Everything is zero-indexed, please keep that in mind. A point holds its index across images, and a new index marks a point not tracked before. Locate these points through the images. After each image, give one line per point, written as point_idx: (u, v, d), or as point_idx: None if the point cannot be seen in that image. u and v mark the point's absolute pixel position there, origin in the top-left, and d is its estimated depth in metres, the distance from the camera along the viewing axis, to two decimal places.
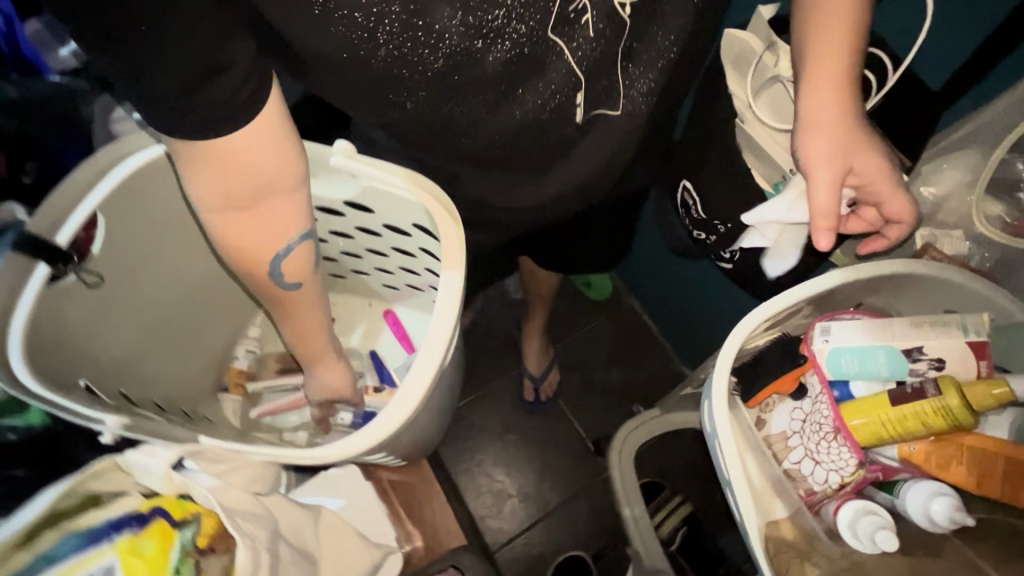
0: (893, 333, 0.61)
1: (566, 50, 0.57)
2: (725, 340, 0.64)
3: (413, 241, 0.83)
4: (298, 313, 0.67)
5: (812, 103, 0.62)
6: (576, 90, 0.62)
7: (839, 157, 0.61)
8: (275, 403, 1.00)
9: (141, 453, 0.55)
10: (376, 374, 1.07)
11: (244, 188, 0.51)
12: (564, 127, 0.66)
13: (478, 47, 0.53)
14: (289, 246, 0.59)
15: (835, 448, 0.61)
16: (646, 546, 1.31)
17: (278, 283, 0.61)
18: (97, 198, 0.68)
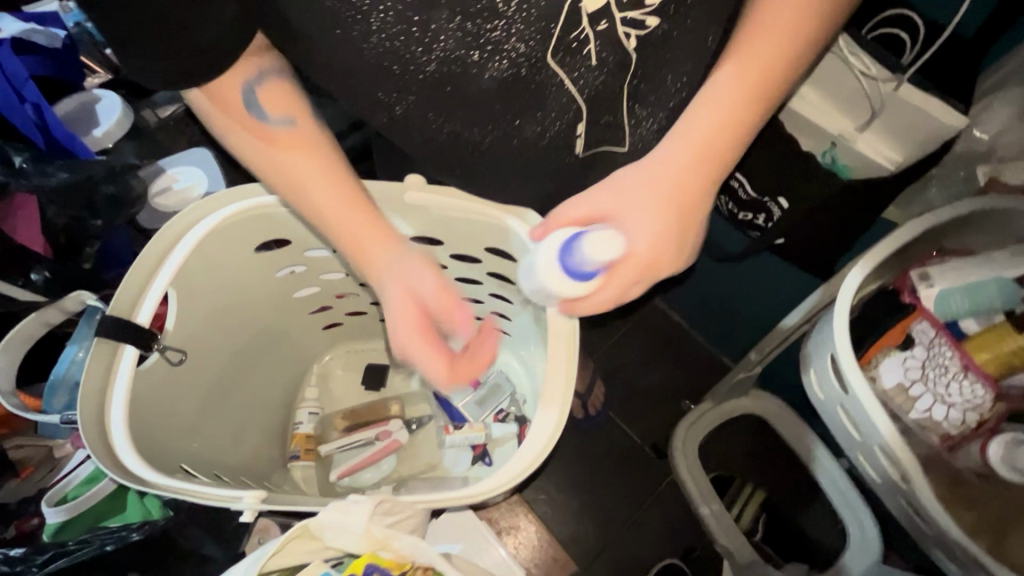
0: (997, 264, 0.64)
1: (567, 80, 0.56)
2: (840, 294, 0.65)
3: (482, 267, 0.82)
4: (325, 186, 0.58)
5: (704, 103, 0.55)
6: (578, 120, 0.62)
7: (610, 200, 0.56)
8: (355, 461, 0.95)
9: (335, 513, 0.51)
10: (446, 414, 1.02)
11: (229, 91, 0.56)
12: (563, 158, 0.67)
13: (474, 59, 0.53)
14: (260, 76, 0.57)
15: (966, 386, 0.63)
16: (733, 540, 1.30)
17: (263, 122, 0.57)
18: (168, 274, 0.64)
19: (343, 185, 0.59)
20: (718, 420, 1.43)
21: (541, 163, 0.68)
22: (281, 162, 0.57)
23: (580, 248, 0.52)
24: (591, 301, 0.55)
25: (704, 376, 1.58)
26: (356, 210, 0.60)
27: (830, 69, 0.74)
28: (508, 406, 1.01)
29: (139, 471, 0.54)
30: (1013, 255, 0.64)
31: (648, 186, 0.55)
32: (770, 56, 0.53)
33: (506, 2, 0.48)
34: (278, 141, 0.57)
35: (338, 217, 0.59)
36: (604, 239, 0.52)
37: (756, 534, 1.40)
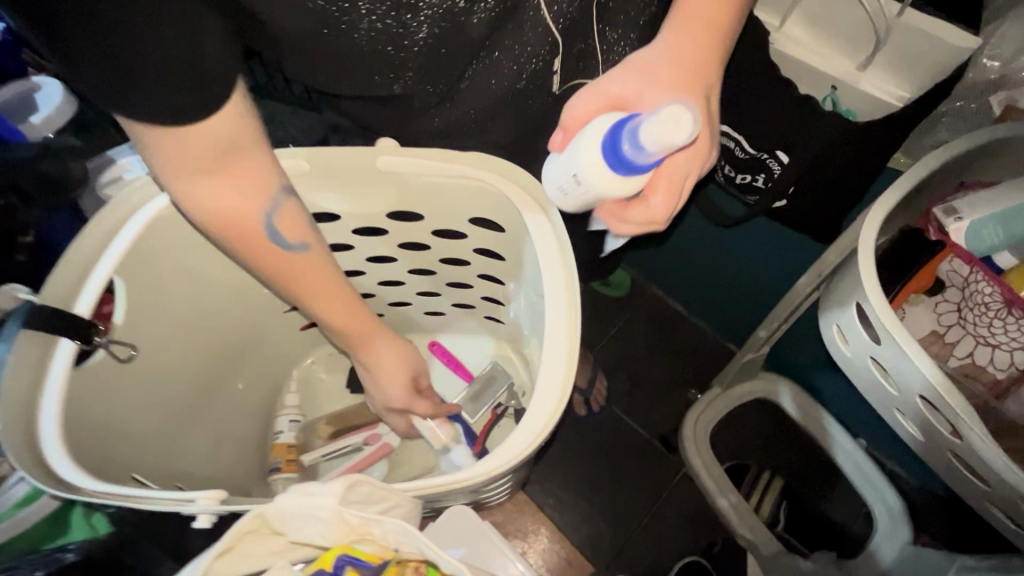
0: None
1: (545, 6, 0.56)
2: (862, 234, 0.59)
3: (468, 243, 0.75)
4: (323, 290, 0.58)
5: (680, 23, 0.58)
6: (554, 54, 0.61)
7: (632, 87, 0.54)
8: (342, 470, 0.87)
9: (298, 496, 0.42)
10: None
11: (210, 152, 0.44)
12: (540, 100, 0.66)
13: (461, 8, 0.54)
14: (276, 204, 0.53)
15: (1011, 324, 0.57)
16: (754, 530, 1.22)
17: (282, 247, 0.54)
18: (112, 261, 0.57)
19: (345, 290, 0.60)
20: (727, 407, 1.35)
21: (522, 109, 0.67)
22: (291, 270, 0.55)
23: (640, 135, 0.47)
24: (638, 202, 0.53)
25: (708, 363, 1.51)
26: (355, 314, 0.62)
27: (822, 3, 0.71)
28: (507, 401, 0.96)
29: (79, 480, 0.46)
30: None
31: (656, 93, 0.54)
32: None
33: None
34: (294, 271, 0.55)
35: (337, 318, 0.61)
36: (676, 123, 0.45)
37: (779, 524, 1.29)
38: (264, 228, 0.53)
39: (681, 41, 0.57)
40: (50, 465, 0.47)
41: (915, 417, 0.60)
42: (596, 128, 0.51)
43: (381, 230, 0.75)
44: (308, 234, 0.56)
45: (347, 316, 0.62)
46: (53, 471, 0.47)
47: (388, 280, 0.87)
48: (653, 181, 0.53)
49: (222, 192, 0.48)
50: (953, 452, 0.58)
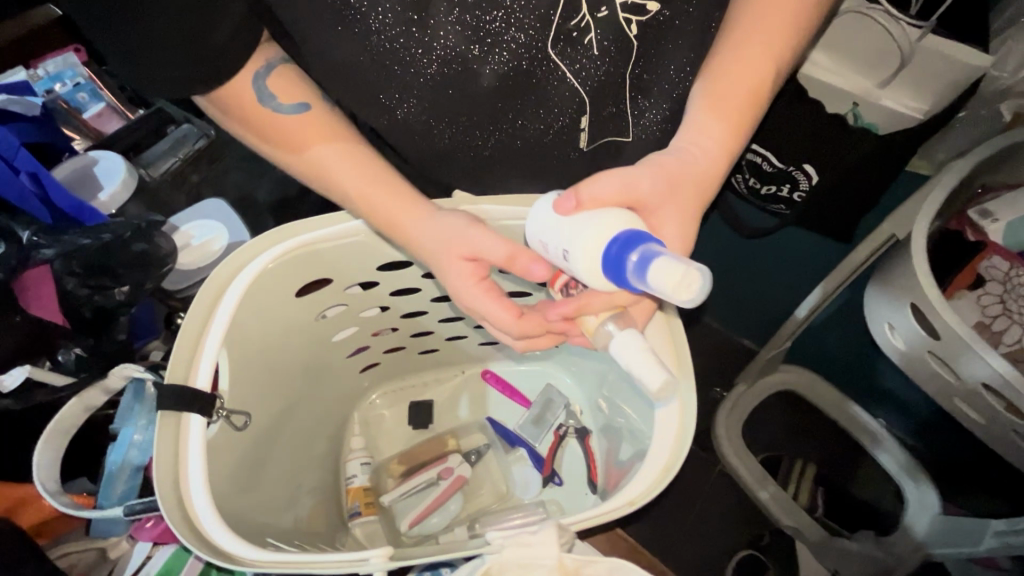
0: None
1: (569, 71, 0.63)
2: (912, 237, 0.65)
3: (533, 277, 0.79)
4: (343, 163, 0.60)
5: (696, 133, 0.64)
6: (581, 113, 0.68)
7: (657, 199, 0.59)
8: (421, 507, 0.89)
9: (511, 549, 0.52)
10: (506, 443, 0.99)
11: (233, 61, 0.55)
12: (567, 152, 0.73)
13: (474, 53, 0.60)
14: (268, 66, 0.59)
15: None
16: (798, 518, 1.28)
17: (278, 109, 0.59)
18: (219, 334, 0.59)
19: (356, 152, 0.60)
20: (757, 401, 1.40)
21: (547, 156, 0.74)
22: (311, 156, 0.60)
23: (653, 268, 0.48)
24: (606, 296, 0.55)
25: (729, 361, 1.57)
26: (387, 189, 0.60)
27: (844, 29, 0.77)
28: (566, 421, 1.00)
29: (248, 554, 0.48)
30: None
31: (665, 211, 0.60)
32: (746, 97, 0.64)
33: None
34: (298, 129, 0.59)
35: (375, 189, 0.60)
36: (675, 284, 0.47)
37: (819, 508, 1.34)
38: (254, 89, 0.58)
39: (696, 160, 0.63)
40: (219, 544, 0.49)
41: (978, 403, 0.66)
42: (599, 221, 0.52)
43: None
44: (317, 116, 0.60)
45: (366, 183, 0.60)
46: (222, 550, 0.48)
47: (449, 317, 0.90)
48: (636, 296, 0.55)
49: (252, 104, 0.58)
50: (1016, 432, 0.64)
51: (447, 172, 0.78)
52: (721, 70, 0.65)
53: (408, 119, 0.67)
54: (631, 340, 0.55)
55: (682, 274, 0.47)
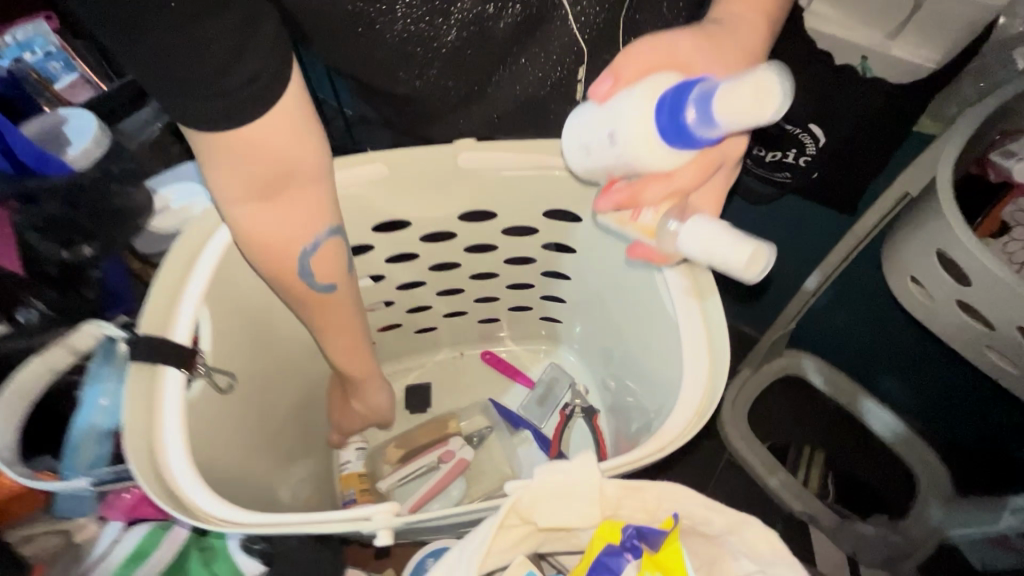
0: None
1: (571, 14, 0.60)
2: (938, 176, 0.63)
3: (538, 239, 0.75)
4: (337, 322, 0.64)
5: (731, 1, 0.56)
6: (579, 62, 0.64)
7: (697, 58, 0.51)
8: (422, 492, 0.84)
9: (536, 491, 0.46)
10: (511, 425, 0.92)
11: (270, 173, 0.49)
12: (567, 105, 0.69)
13: (490, 12, 0.57)
14: (316, 242, 0.57)
15: None
16: (811, 505, 1.24)
17: (311, 287, 0.59)
18: (199, 290, 0.54)
19: (354, 329, 0.66)
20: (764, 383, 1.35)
21: (544, 111, 0.70)
22: (311, 294, 0.60)
23: (723, 97, 0.42)
24: (667, 178, 0.48)
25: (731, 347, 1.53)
26: (355, 351, 0.68)
27: None
28: (572, 400, 0.94)
29: (234, 519, 0.43)
30: None
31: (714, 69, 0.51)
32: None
33: None
34: (310, 295, 0.60)
35: (347, 354, 0.68)
36: (760, 93, 0.41)
37: (830, 495, 1.31)
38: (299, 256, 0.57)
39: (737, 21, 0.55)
40: (197, 509, 0.43)
41: (1013, 352, 0.62)
42: (653, 87, 0.46)
43: (450, 234, 0.74)
44: (341, 293, 0.62)
45: (344, 349, 0.67)
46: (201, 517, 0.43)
47: (448, 288, 0.85)
48: (696, 173, 0.48)
49: (276, 212, 0.53)
50: None
51: (445, 130, 0.73)
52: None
53: (423, 87, 0.65)
54: (700, 223, 0.49)
55: (761, 78, 0.41)
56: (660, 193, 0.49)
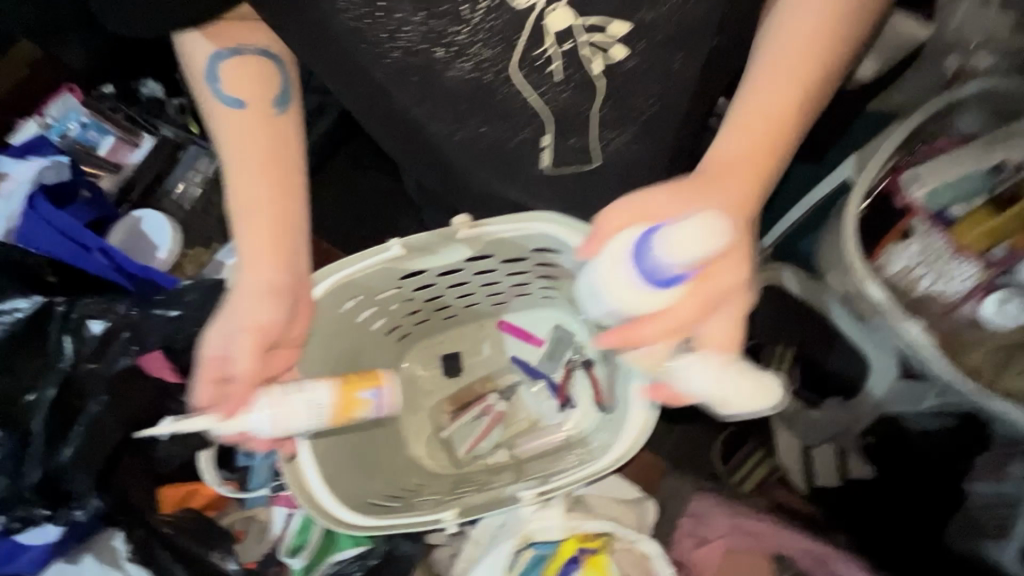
0: (973, 159, 0.79)
1: (531, 91, 0.71)
2: (847, 207, 0.78)
3: (530, 261, 0.93)
4: (240, 134, 0.70)
5: (727, 131, 0.60)
6: (542, 130, 0.76)
7: (667, 202, 0.57)
8: (474, 436, 1.16)
9: (538, 522, 0.80)
10: (531, 376, 1.21)
11: (222, 36, 0.70)
12: (532, 166, 0.82)
13: (438, 55, 0.67)
14: (236, 52, 0.71)
15: (959, 265, 0.79)
16: None
17: (218, 96, 0.71)
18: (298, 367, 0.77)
19: (268, 180, 0.70)
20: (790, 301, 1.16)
21: (513, 165, 0.83)
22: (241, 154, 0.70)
23: (656, 247, 0.53)
24: (659, 318, 0.56)
25: None
26: (255, 172, 0.70)
27: None
28: (574, 355, 1.17)
29: (357, 521, 0.74)
30: (988, 148, 0.79)
31: (691, 220, 0.56)
32: (757, 154, 0.59)
33: (470, 12, 0.62)
34: (224, 117, 0.71)
35: (253, 234, 0.70)
36: (686, 247, 0.51)
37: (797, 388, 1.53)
38: (210, 63, 0.70)
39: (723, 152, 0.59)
40: (336, 515, 0.74)
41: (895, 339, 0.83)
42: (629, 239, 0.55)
43: (459, 267, 0.92)
44: (270, 162, 0.71)
45: (250, 228, 0.70)
46: (338, 519, 0.74)
47: (462, 291, 1.05)
48: (697, 316, 0.57)
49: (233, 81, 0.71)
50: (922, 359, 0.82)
51: (433, 157, 0.88)
52: (743, 115, 0.59)
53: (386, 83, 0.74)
54: (692, 364, 0.62)
55: (693, 238, 0.51)
56: (667, 330, 0.57)
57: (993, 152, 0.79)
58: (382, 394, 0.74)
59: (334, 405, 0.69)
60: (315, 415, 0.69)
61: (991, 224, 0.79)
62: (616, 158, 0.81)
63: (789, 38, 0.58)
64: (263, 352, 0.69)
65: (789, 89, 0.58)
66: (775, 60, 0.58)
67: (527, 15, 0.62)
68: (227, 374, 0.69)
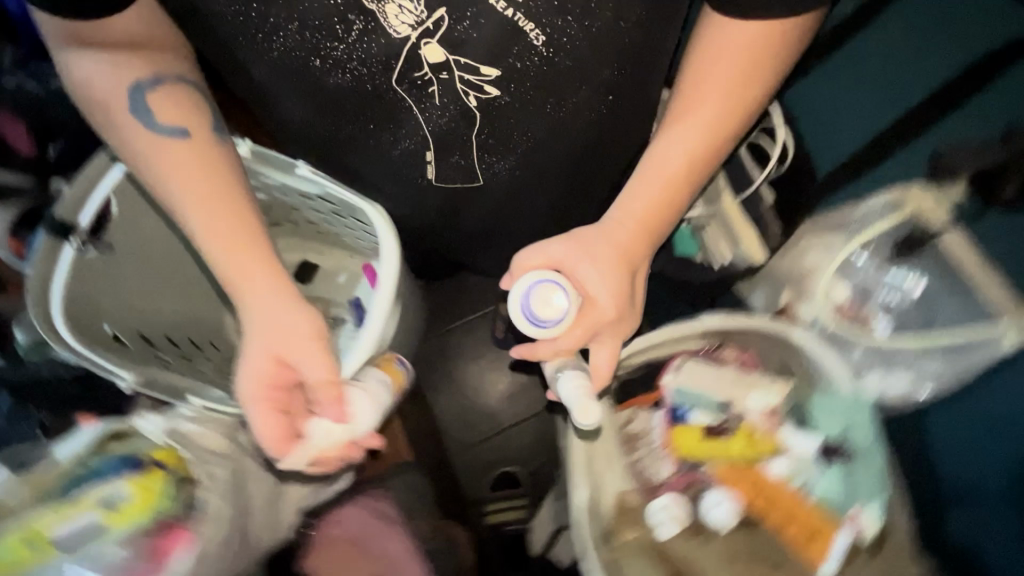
0: (720, 382, 0.79)
1: (413, 107, 0.67)
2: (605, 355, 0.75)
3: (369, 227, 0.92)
4: (189, 170, 0.62)
5: (639, 185, 0.65)
6: (426, 146, 0.73)
7: (570, 254, 0.65)
8: None
9: (147, 416, 0.71)
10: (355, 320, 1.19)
11: (136, 32, 0.62)
12: (414, 174, 0.78)
13: (314, 62, 0.64)
14: (160, 88, 0.64)
15: (661, 456, 0.80)
16: None
17: (158, 128, 0.63)
18: (104, 191, 0.84)
19: (210, 178, 0.63)
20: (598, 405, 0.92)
21: (400, 170, 0.79)
22: (167, 152, 0.63)
23: (535, 302, 0.64)
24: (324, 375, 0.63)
25: None
26: (225, 193, 0.63)
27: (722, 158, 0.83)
28: None
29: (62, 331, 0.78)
30: (734, 381, 0.79)
31: (588, 269, 0.64)
32: (654, 200, 0.65)
33: (346, 31, 0.60)
34: (172, 151, 0.63)
35: (233, 260, 0.63)
36: (543, 310, 0.63)
37: None
38: (132, 94, 0.63)
39: (627, 208, 0.65)
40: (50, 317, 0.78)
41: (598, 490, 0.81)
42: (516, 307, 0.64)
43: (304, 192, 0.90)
44: (201, 159, 0.63)
45: (230, 232, 0.63)
46: (50, 323, 0.78)
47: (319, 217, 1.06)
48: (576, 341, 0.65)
49: (124, 39, 0.61)
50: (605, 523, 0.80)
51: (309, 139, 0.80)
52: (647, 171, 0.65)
53: (258, 74, 0.67)
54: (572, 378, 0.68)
55: (551, 306, 0.63)
56: (552, 356, 0.67)
57: (733, 389, 0.79)
58: (365, 394, 0.67)
59: (387, 381, 0.74)
60: (381, 386, 0.72)
61: (701, 446, 0.78)
62: (500, 182, 0.79)
63: (679, 114, 0.62)
64: (281, 357, 0.62)
65: (689, 146, 0.63)
66: (681, 119, 0.62)
67: (402, 44, 0.60)
68: (291, 375, 0.63)
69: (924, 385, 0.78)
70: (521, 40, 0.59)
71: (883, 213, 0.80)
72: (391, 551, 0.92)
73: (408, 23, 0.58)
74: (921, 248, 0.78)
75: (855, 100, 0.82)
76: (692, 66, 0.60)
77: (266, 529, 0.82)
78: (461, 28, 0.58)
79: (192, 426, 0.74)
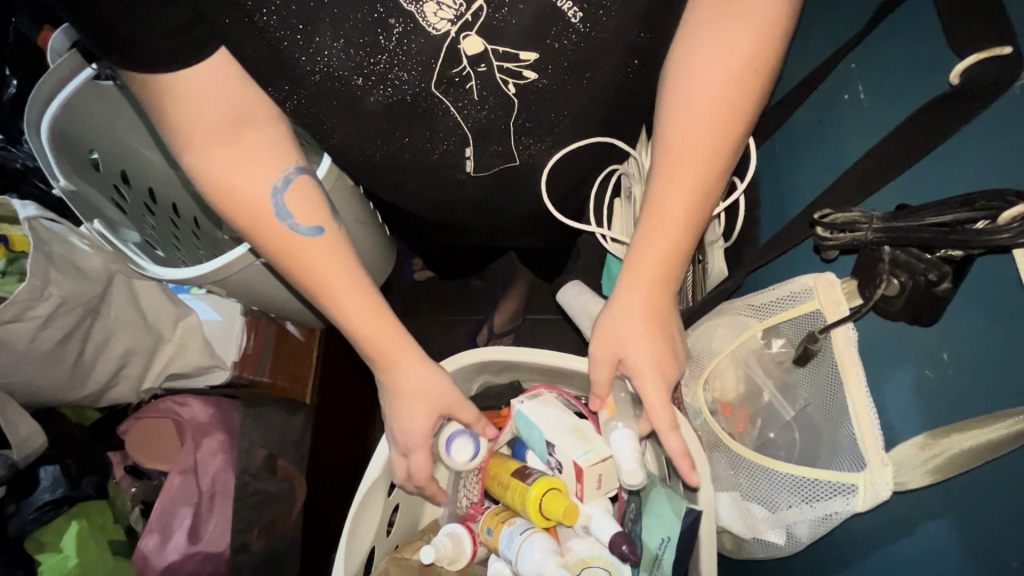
0: (561, 422, 0.63)
1: (452, 109, 0.54)
2: (465, 353, 0.71)
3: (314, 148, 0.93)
4: (333, 274, 0.55)
5: (653, 226, 0.52)
6: (465, 144, 0.58)
7: (625, 350, 0.53)
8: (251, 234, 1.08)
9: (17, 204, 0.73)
10: None
11: (215, 117, 0.50)
12: (452, 175, 0.62)
13: (358, 83, 0.51)
14: (285, 177, 0.55)
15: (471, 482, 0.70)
16: None
17: (294, 232, 0.54)
18: None
19: (355, 289, 0.55)
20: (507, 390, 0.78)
21: (440, 178, 0.62)
22: (298, 247, 0.54)
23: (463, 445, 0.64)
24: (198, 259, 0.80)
25: None
26: (359, 297, 0.55)
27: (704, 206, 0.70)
28: None
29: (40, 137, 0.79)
30: (574, 432, 0.61)
31: (645, 355, 0.53)
32: (665, 257, 0.52)
33: (387, 36, 0.48)
34: (303, 248, 0.54)
35: (361, 323, 0.56)
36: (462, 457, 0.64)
37: None
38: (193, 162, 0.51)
39: (648, 262, 0.52)
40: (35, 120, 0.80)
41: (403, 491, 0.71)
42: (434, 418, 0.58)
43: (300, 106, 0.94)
44: (297, 263, 0.54)
45: (359, 317, 0.56)
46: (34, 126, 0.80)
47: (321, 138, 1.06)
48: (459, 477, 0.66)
49: (222, 121, 0.50)
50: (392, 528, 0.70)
51: (353, 165, 0.63)
52: (645, 222, 0.52)
53: (234, 47, 0.49)
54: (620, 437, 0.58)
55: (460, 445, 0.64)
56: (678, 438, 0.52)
57: (567, 439, 0.61)
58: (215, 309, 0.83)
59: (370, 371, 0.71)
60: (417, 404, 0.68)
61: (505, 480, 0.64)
62: (536, 166, 0.64)
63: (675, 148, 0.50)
64: (436, 413, 0.59)
65: (691, 197, 0.50)
66: (682, 155, 0.50)
67: (441, 42, 0.48)
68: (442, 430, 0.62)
69: (775, 532, 0.53)
70: (561, 19, 0.48)
71: (795, 294, 0.52)
72: (205, 460, 0.84)
73: (447, 18, 0.47)
74: (812, 356, 0.50)
75: (798, 173, 0.59)
76: (701, 44, 0.49)
77: (97, 375, 0.82)
78: (500, 15, 0.47)
79: (82, 245, 0.77)
